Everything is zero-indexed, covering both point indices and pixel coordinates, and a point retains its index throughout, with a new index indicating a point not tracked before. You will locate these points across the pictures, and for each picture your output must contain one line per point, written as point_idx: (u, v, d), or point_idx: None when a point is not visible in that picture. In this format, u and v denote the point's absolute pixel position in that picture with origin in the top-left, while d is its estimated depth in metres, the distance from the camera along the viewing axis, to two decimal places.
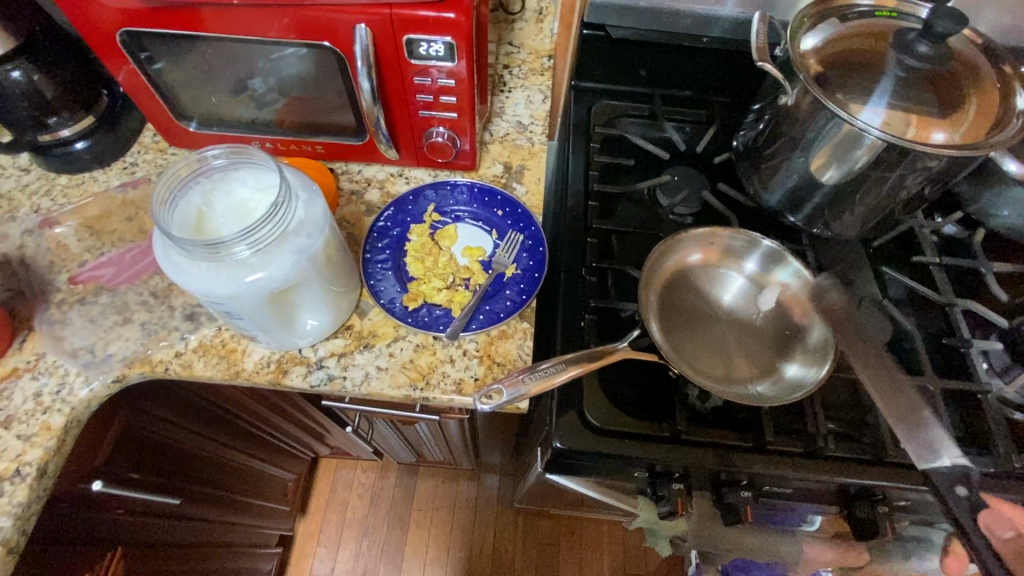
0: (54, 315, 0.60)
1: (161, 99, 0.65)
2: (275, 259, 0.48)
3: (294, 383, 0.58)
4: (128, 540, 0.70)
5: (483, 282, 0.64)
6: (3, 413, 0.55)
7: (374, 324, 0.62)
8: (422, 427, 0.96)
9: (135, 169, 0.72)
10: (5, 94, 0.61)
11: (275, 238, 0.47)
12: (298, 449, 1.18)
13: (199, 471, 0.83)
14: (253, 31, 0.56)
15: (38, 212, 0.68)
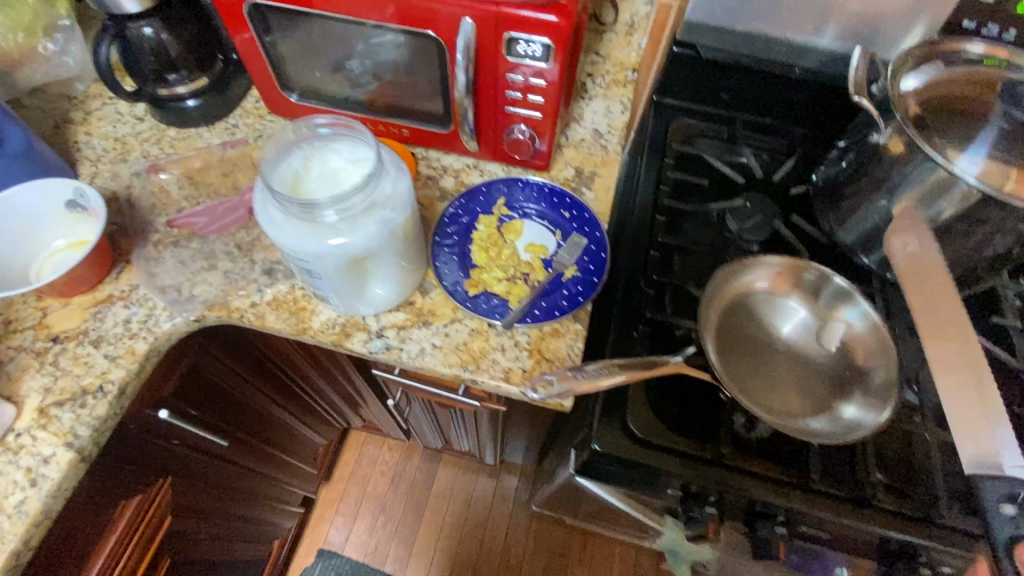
0: (150, 253, 0.66)
1: (271, 69, 0.70)
2: (357, 228, 0.51)
3: (354, 346, 0.61)
4: (182, 470, 0.75)
5: (542, 278, 0.65)
6: (96, 333, 0.60)
7: (435, 303, 0.64)
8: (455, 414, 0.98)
9: (235, 131, 0.78)
10: (135, 47, 0.68)
11: (359, 208, 0.50)
12: (333, 416, 1.23)
13: (246, 420, 0.88)
14: (364, 15, 0.60)
15: (147, 159, 0.74)
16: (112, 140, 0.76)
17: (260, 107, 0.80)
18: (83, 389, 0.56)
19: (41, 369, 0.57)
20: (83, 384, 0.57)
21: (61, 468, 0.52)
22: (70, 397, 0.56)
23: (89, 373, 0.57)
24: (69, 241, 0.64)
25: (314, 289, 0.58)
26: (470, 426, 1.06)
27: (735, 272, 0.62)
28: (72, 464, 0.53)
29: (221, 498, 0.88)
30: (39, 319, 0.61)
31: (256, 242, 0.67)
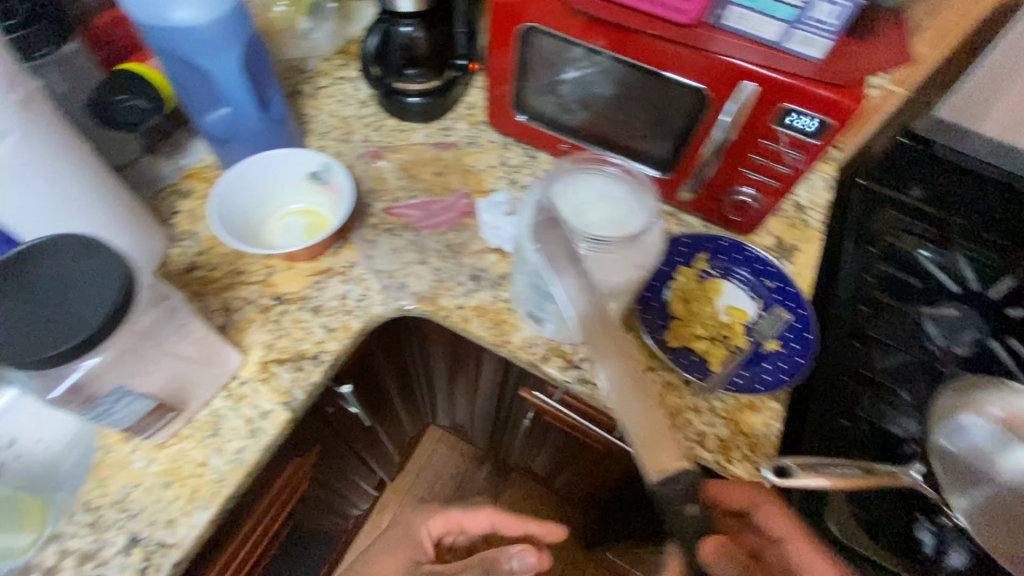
0: (367, 236, 0.69)
1: (511, 85, 0.70)
2: (611, 269, 0.53)
3: (550, 371, 0.61)
4: (322, 447, 0.76)
5: (744, 346, 0.63)
6: (316, 301, 0.63)
7: (630, 346, 0.63)
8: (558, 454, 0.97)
9: (449, 133, 0.80)
10: (392, 41, 0.73)
11: (620, 252, 0.51)
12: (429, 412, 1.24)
13: (381, 404, 0.90)
14: (635, 57, 0.58)
15: (369, 143, 0.77)
16: (337, 119, 0.80)
17: (473, 113, 0.82)
18: (302, 352, 0.59)
19: (266, 323, 0.61)
20: (302, 348, 0.60)
21: (277, 425, 0.55)
22: (289, 357, 0.59)
23: (307, 339, 0.60)
24: (303, 208, 0.68)
25: (535, 313, 0.60)
26: (564, 475, 1.02)
27: (962, 392, 0.63)
28: (285, 424, 0.56)
29: (331, 477, 0.88)
30: (265, 277, 0.64)
31: (464, 247, 0.69)
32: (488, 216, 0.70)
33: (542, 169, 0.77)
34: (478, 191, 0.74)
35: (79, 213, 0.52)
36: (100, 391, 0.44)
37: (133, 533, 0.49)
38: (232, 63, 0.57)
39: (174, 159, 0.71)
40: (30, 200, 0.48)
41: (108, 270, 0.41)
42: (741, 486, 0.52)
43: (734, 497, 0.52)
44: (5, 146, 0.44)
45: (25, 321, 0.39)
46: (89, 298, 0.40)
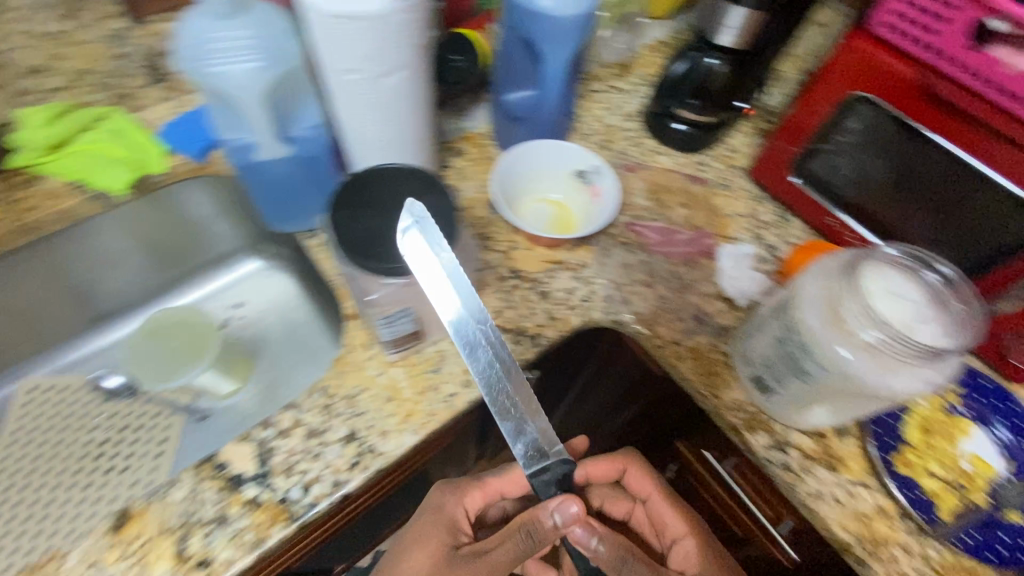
0: (604, 242, 0.70)
1: (803, 146, 0.68)
2: (897, 376, 0.46)
3: (754, 444, 0.58)
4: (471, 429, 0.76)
5: (983, 506, 0.55)
6: (545, 287, 0.66)
7: (847, 451, 0.58)
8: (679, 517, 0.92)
9: (704, 169, 0.79)
10: (690, 73, 0.73)
11: (916, 361, 0.45)
12: None
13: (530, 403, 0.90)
14: (985, 161, 0.53)
15: (625, 155, 0.79)
16: (601, 124, 0.82)
17: (733, 157, 0.80)
18: (523, 329, 0.63)
19: (499, 291, 0.65)
20: (524, 325, 0.63)
21: None
22: (512, 329, 0.62)
23: (530, 318, 0.63)
24: (557, 198, 0.71)
25: (769, 381, 0.55)
26: None
27: None
28: None
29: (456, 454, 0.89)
30: (508, 249, 0.68)
31: (693, 285, 0.67)
32: (726, 264, 0.68)
33: (791, 235, 0.73)
34: (721, 236, 0.72)
35: (404, 147, 0.58)
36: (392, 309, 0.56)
37: (355, 429, 0.54)
38: (565, 55, 0.61)
39: (458, 120, 0.78)
40: (383, 125, 0.54)
41: (439, 211, 0.47)
42: (609, 459, 0.62)
43: (600, 469, 0.62)
44: (395, 79, 0.50)
45: (374, 234, 0.45)
46: (423, 232, 0.45)
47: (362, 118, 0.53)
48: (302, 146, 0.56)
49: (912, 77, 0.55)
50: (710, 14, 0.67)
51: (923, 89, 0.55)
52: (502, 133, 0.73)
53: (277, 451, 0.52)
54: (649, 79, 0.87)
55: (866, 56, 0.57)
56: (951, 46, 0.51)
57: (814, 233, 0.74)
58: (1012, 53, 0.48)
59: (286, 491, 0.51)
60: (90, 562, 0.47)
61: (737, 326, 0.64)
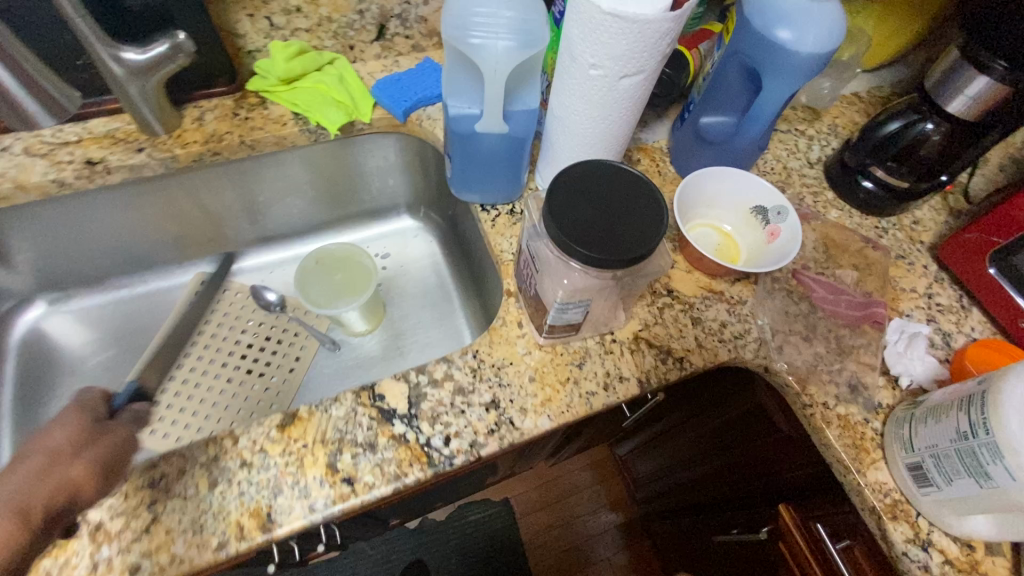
0: (766, 284, 0.68)
1: (1010, 241, 0.64)
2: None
3: (892, 534, 0.54)
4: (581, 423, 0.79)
5: None
6: (698, 313, 0.65)
7: (997, 573, 0.53)
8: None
9: (883, 235, 0.75)
10: (896, 136, 0.68)
11: None
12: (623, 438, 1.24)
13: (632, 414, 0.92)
14: None
15: (801, 202, 0.77)
16: (781, 165, 0.80)
17: (917, 230, 0.76)
18: (670, 348, 0.62)
19: (652, 306, 0.65)
20: (671, 345, 0.63)
21: (627, 393, 0.59)
22: (659, 345, 0.62)
23: (678, 340, 0.63)
24: (727, 229, 0.71)
25: (932, 472, 0.52)
26: None
27: None
28: (631, 396, 0.59)
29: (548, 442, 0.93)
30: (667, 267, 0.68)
31: (853, 351, 0.64)
32: (895, 339, 0.64)
33: (971, 327, 0.68)
34: (892, 308, 0.68)
35: (606, 148, 0.60)
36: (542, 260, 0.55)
37: (497, 399, 0.57)
38: (783, 93, 0.60)
39: (638, 132, 0.79)
40: (598, 124, 0.56)
41: (652, 221, 0.47)
42: None
43: None
44: (629, 82, 0.51)
45: (586, 222, 0.46)
46: (634, 235, 0.46)
47: (583, 112, 0.56)
48: (517, 127, 0.59)
49: None
50: (943, 80, 0.63)
51: None
52: (684, 154, 0.74)
53: (426, 399, 0.56)
54: (838, 132, 0.84)
55: None
56: None
57: (997, 331, 0.68)
58: None
59: (429, 437, 0.54)
60: (257, 449, 0.51)
61: (896, 406, 0.60)
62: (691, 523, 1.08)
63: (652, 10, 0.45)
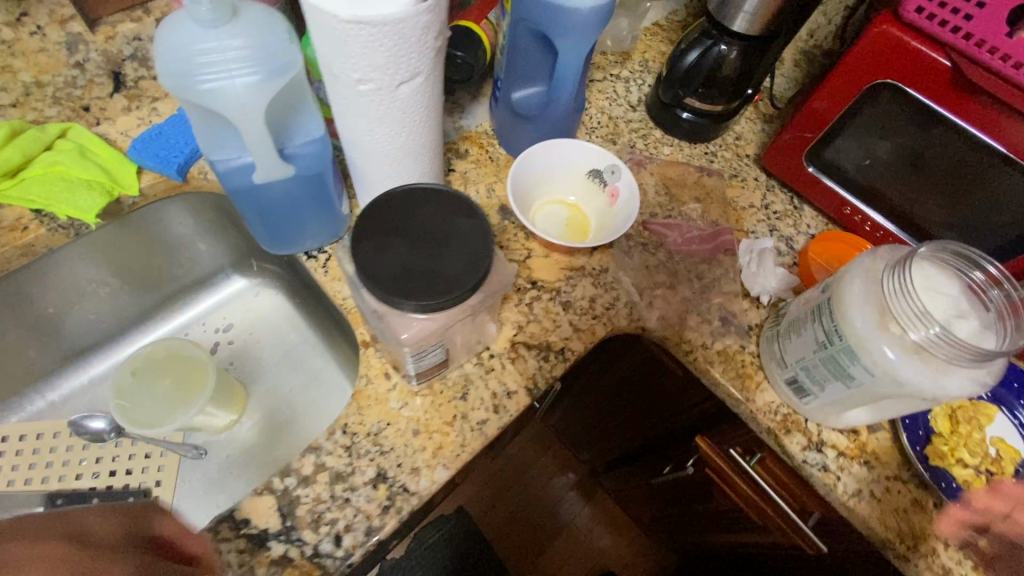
0: (622, 245, 0.67)
1: (818, 138, 0.66)
2: (947, 378, 0.45)
3: (790, 447, 0.57)
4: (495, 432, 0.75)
5: (1012, 490, 0.56)
6: (566, 296, 0.63)
7: (880, 446, 0.58)
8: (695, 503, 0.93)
9: (713, 159, 0.77)
10: (700, 66, 0.68)
11: (966, 362, 0.44)
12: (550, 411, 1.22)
13: None
14: (1011, 147, 0.53)
15: (634, 150, 0.76)
16: (606, 117, 0.78)
17: (741, 145, 0.78)
18: (549, 343, 0.60)
19: (519, 305, 0.61)
20: (549, 339, 0.60)
21: (519, 407, 0.56)
22: (537, 344, 0.59)
23: (555, 332, 0.60)
24: (572, 201, 0.68)
25: (807, 383, 0.54)
26: (685, 518, 1.00)
27: None
28: (524, 408, 0.56)
29: None
30: (524, 258, 0.65)
31: (715, 284, 0.66)
32: (747, 260, 0.66)
33: (807, 225, 0.72)
34: (738, 230, 0.70)
35: (413, 160, 0.53)
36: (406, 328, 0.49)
37: (382, 469, 0.51)
38: (580, 52, 0.57)
39: (457, 120, 0.74)
40: (392, 138, 0.49)
41: (478, 236, 0.42)
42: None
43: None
44: (409, 87, 0.44)
45: (407, 262, 0.40)
46: (464, 259, 0.41)
47: (370, 130, 0.48)
48: (300, 162, 0.50)
49: (942, 64, 0.53)
50: (725, 1, 0.63)
51: (955, 75, 0.52)
52: (508, 133, 0.69)
53: (301, 503, 0.49)
54: (649, 66, 0.84)
55: (892, 42, 0.54)
56: (990, 34, 0.48)
57: (828, 222, 0.73)
58: None
59: (317, 544, 0.47)
60: None
61: (764, 324, 0.63)
62: (630, 469, 1.10)
63: (401, 5, 0.38)
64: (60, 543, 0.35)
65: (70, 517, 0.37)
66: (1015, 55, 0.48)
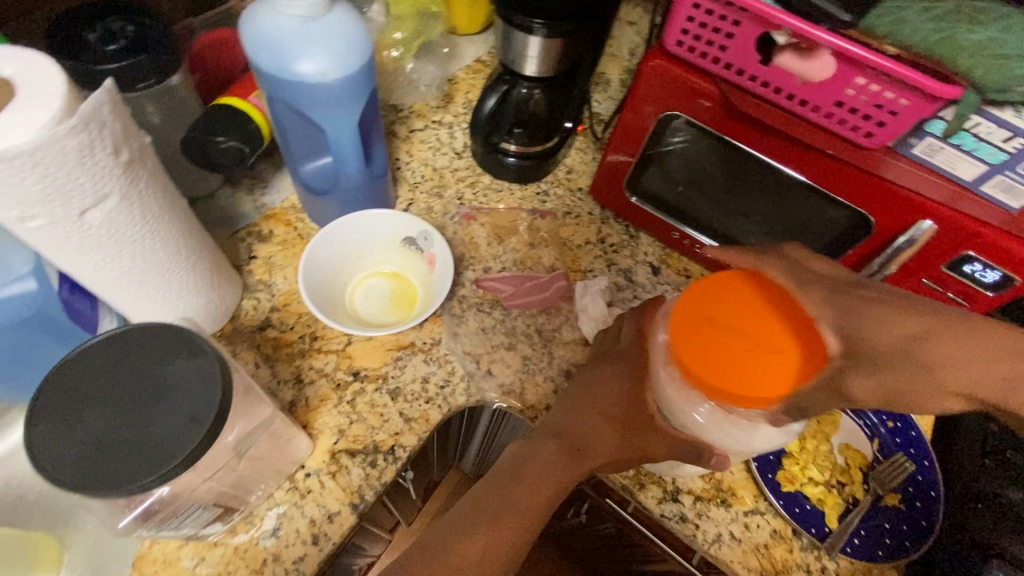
0: (455, 309, 0.63)
1: (633, 167, 0.65)
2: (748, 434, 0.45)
3: (646, 502, 0.55)
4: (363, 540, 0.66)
5: (862, 497, 0.56)
6: (393, 382, 0.56)
7: (735, 480, 0.56)
8: (602, 552, 0.88)
9: (546, 199, 0.74)
10: (508, 105, 0.67)
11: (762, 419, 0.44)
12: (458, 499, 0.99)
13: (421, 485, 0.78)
14: (792, 165, 0.53)
15: (462, 202, 0.71)
16: (430, 168, 0.73)
17: (572, 179, 0.76)
18: (376, 444, 0.53)
19: (339, 405, 0.54)
20: (376, 439, 0.53)
21: (342, 532, 0.49)
22: (362, 449, 0.52)
23: (382, 429, 0.54)
24: (392, 269, 0.62)
25: None
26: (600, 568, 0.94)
27: None
28: (351, 529, 0.49)
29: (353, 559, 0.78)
30: (343, 346, 0.57)
31: (556, 336, 0.63)
32: (584, 304, 0.64)
33: (644, 254, 0.70)
34: (575, 272, 0.68)
35: (161, 276, 0.46)
36: (186, 506, 0.38)
37: None
38: (349, 120, 0.52)
39: (257, 197, 0.66)
40: (114, 265, 0.42)
41: (200, 379, 0.35)
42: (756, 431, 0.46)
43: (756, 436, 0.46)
44: (100, 212, 0.37)
45: (106, 436, 0.33)
46: (179, 415, 0.34)
47: (84, 264, 0.41)
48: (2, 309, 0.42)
49: (714, 91, 0.52)
50: (508, 46, 0.61)
51: (725, 102, 0.52)
52: (311, 208, 0.63)
53: None
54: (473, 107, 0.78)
55: (667, 74, 0.53)
56: (746, 63, 0.48)
57: (664, 246, 0.71)
58: (800, 61, 0.45)
59: None
60: None
61: None
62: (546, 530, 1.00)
63: (25, 135, 0.31)
64: (566, 456, 0.46)
65: (561, 424, 0.49)
66: (772, 81, 0.48)
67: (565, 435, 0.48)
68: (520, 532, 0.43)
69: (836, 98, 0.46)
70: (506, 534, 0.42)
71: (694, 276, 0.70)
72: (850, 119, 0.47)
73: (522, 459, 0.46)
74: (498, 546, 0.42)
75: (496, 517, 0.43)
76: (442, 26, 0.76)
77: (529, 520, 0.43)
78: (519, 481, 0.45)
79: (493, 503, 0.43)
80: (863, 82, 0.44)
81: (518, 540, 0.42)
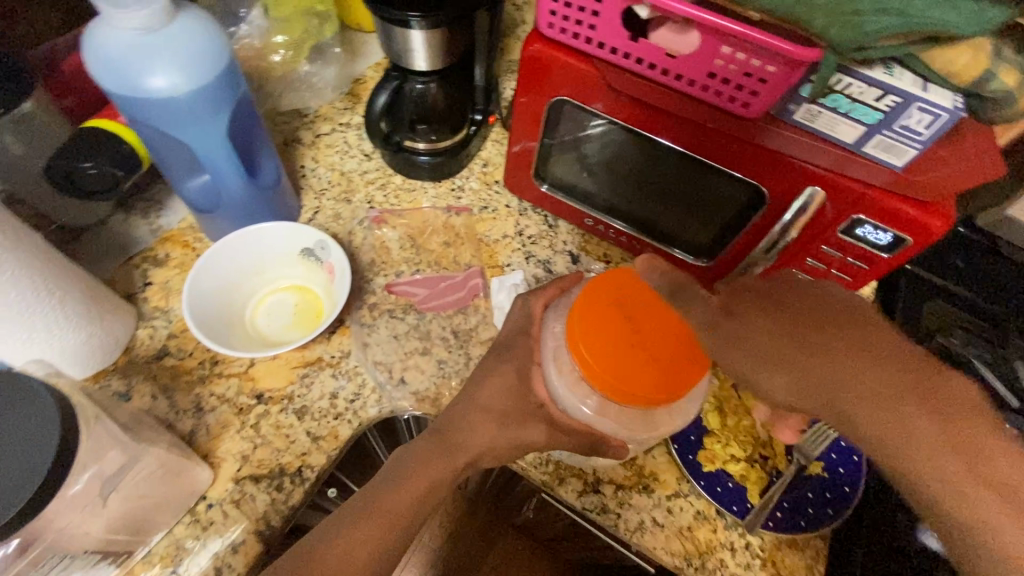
0: (365, 318, 0.61)
1: (536, 157, 0.63)
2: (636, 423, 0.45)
3: (565, 496, 0.54)
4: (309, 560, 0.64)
5: (785, 469, 0.56)
6: (300, 401, 0.55)
7: (657, 465, 0.56)
8: (562, 543, 0.88)
9: (461, 195, 0.71)
10: (404, 98, 0.66)
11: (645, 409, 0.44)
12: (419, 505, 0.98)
13: None
14: (681, 143, 0.52)
15: (373, 205, 0.69)
16: (337, 174, 0.71)
17: (489, 171, 0.73)
18: (282, 467, 0.51)
19: (241, 431, 0.52)
20: (282, 461, 0.51)
21: (248, 561, 0.47)
22: (267, 474, 0.51)
23: (289, 450, 0.52)
24: (295, 283, 0.60)
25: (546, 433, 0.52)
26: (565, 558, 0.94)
27: None
28: (258, 557, 0.48)
29: None
30: (245, 368, 0.55)
31: (471, 335, 0.62)
32: (501, 299, 0.63)
33: (563, 242, 0.69)
34: (491, 267, 0.66)
35: (19, 321, 0.43)
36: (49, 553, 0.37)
37: None
38: (215, 133, 0.49)
39: (151, 220, 0.63)
40: None
41: (32, 429, 0.33)
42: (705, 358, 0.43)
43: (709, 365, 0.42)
44: None
45: None
46: (11, 471, 0.32)
47: None
48: None
49: (594, 73, 0.51)
50: (390, 42, 0.58)
51: (606, 83, 0.51)
52: (206, 228, 0.60)
53: None
54: None
55: (547, 59, 0.51)
56: (617, 41, 0.46)
57: (583, 233, 0.70)
58: (666, 35, 0.44)
59: None
60: None
61: None
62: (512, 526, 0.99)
63: None
64: (444, 452, 0.44)
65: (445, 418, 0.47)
66: (645, 57, 0.46)
67: (446, 434, 0.45)
68: (383, 534, 0.40)
69: (708, 70, 0.44)
70: (367, 536, 0.40)
71: (613, 261, 0.68)
72: (725, 90, 0.45)
73: (394, 462, 0.44)
74: (357, 550, 0.40)
75: (360, 522, 0.40)
76: (336, 25, 0.73)
77: (393, 523, 0.41)
78: (391, 482, 0.43)
79: (358, 509, 0.41)
80: (729, 52, 0.43)
81: (379, 544, 0.40)
